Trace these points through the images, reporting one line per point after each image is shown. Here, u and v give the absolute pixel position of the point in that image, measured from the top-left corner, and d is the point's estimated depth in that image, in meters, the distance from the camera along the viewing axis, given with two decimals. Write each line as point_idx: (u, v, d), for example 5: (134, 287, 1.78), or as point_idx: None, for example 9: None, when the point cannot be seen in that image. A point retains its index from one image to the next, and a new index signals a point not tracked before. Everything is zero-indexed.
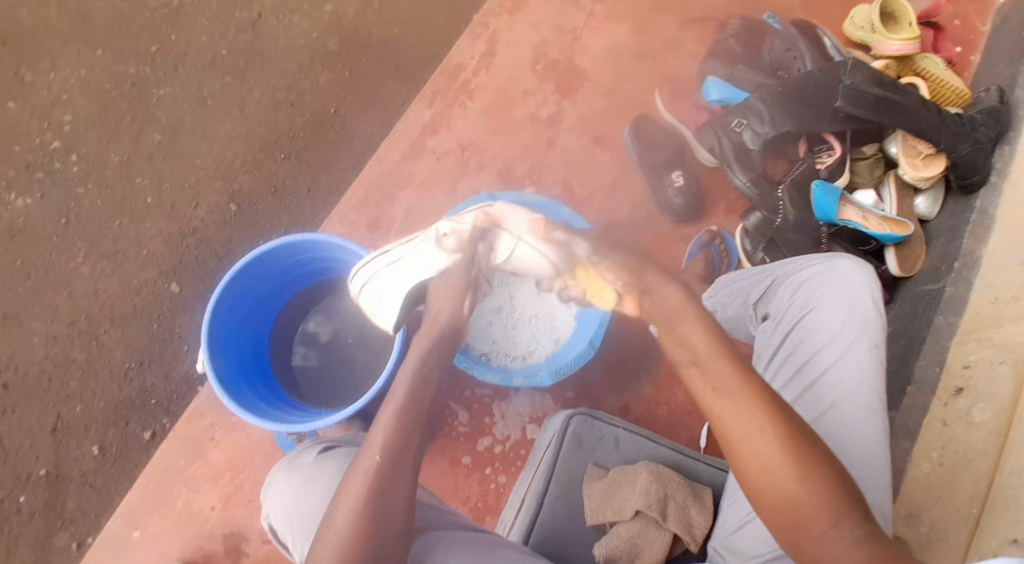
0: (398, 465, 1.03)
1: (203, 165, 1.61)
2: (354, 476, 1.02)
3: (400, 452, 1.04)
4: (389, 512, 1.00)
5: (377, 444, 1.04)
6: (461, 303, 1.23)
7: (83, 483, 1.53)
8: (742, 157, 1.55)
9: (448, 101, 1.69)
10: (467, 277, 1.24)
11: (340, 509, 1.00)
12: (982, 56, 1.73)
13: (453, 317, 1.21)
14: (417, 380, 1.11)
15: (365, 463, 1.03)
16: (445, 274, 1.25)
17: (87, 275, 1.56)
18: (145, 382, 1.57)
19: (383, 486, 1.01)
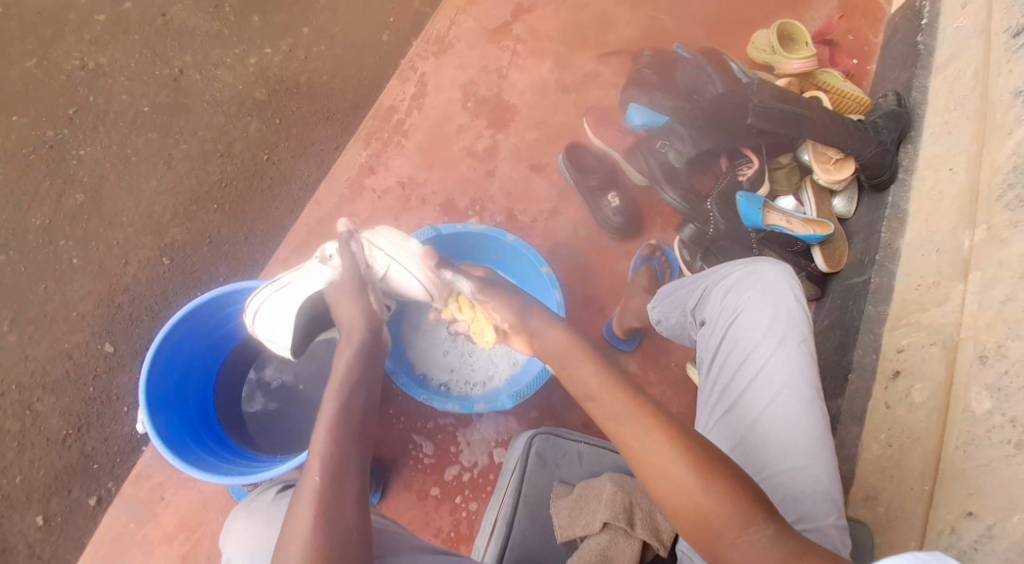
0: (341, 485, 1.01)
1: (131, 222, 1.56)
2: (299, 506, 0.99)
3: (340, 473, 1.02)
4: (344, 533, 0.97)
5: (315, 468, 1.02)
6: (364, 302, 1.23)
7: (29, 557, 1.39)
8: (670, 175, 1.65)
9: (383, 141, 1.65)
10: (358, 277, 1.26)
11: (291, 540, 0.96)
12: (878, 66, 1.88)
13: (366, 316, 1.22)
14: (351, 400, 1.10)
15: (308, 489, 1.00)
16: (337, 282, 1.27)
17: (14, 343, 1.48)
18: (86, 448, 1.45)
19: (332, 509, 0.99)
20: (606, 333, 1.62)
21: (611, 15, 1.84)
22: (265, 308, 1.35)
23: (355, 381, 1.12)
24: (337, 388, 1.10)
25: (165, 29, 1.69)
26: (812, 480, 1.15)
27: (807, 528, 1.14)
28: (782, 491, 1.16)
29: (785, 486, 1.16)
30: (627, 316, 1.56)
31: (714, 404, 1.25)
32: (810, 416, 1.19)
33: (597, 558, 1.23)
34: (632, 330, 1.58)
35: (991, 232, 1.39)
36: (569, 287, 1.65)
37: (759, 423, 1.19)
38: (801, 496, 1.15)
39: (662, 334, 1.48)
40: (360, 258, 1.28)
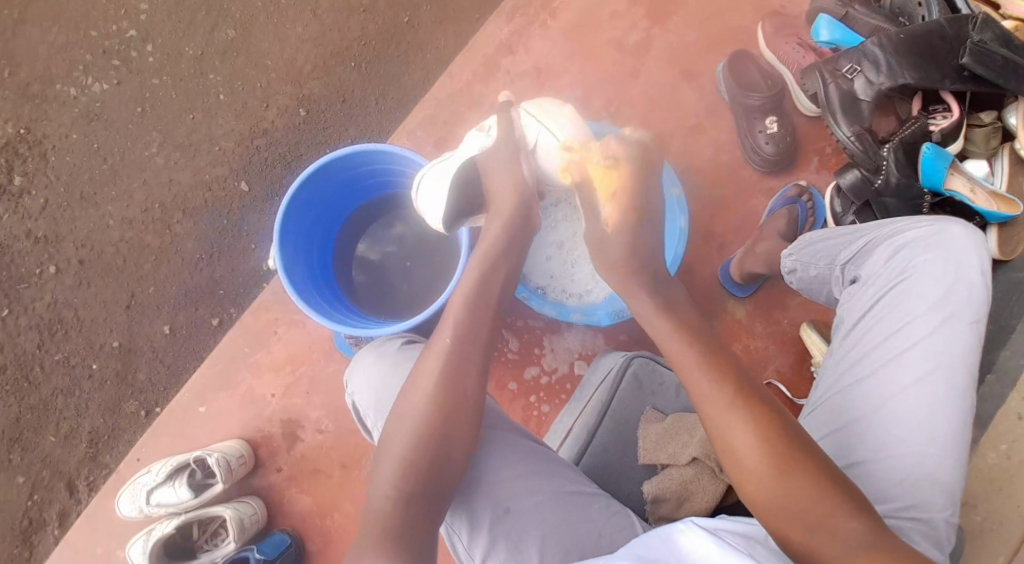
0: (467, 354, 1.08)
1: (274, 67, 1.61)
2: (428, 360, 1.07)
3: (470, 341, 1.09)
4: (462, 398, 1.05)
5: (446, 331, 1.09)
6: (514, 169, 1.22)
7: (153, 359, 1.55)
8: (850, 108, 1.42)
9: (528, 18, 1.58)
10: (512, 143, 1.24)
11: (413, 393, 1.05)
12: None
13: (516, 184, 1.21)
14: (486, 273, 1.16)
15: (437, 347, 1.08)
16: (490, 147, 1.25)
17: (161, 164, 1.60)
18: (214, 273, 1.57)
19: (457, 373, 1.06)
20: (721, 273, 1.52)
21: None
22: (430, 178, 1.27)
23: (493, 257, 1.18)
24: (478, 261, 1.17)
25: None
26: (939, 468, 1.04)
27: (915, 518, 1.03)
28: (899, 474, 1.04)
29: (904, 469, 1.04)
30: (752, 260, 1.45)
31: (850, 365, 1.13)
32: (959, 402, 1.06)
33: (674, 489, 1.18)
34: (753, 274, 1.47)
35: None
36: (695, 216, 1.55)
37: (896, 397, 1.07)
38: (919, 483, 1.04)
39: (794, 284, 1.33)
40: (514, 127, 1.26)
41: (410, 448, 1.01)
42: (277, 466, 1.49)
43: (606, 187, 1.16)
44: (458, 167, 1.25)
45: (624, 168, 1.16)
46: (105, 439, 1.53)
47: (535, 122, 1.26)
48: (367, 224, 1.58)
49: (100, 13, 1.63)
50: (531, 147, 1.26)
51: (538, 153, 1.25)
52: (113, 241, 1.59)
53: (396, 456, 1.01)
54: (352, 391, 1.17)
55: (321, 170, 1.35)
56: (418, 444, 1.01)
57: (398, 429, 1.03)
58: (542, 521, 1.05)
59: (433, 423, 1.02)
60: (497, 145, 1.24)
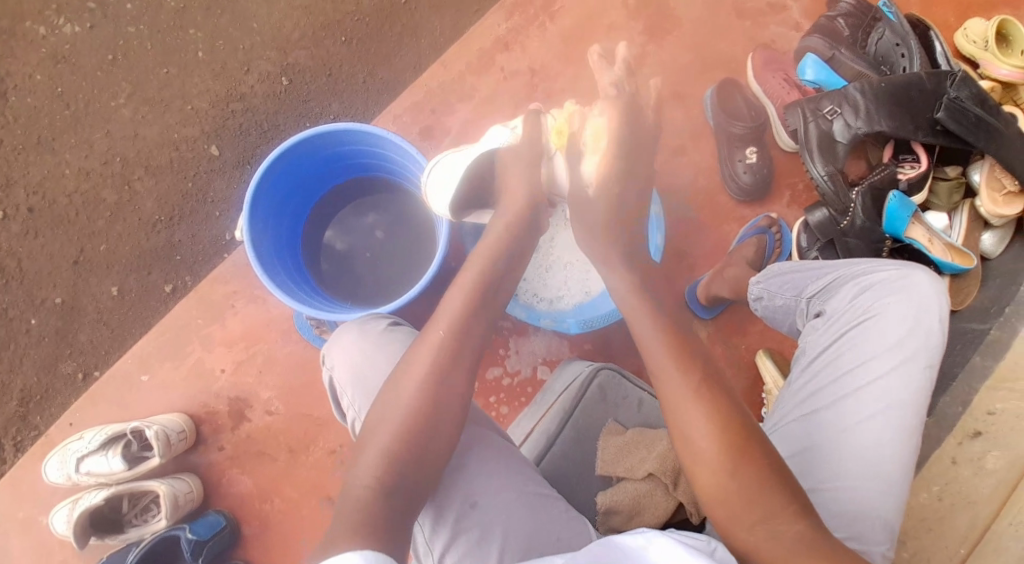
0: (461, 347, 1.07)
1: (260, 31, 1.55)
2: (419, 352, 1.06)
3: (466, 338, 1.08)
4: (449, 393, 1.03)
5: (443, 323, 1.08)
6: (532, 173, 1.26)
7: (97, 321, 1.48)
8: (826, 147, 1.45)
9: (527, 17, 1.57)
10: (535, 144, 1.28)
11: (405, 381, 1.03)
12: None
13: (530, 188, 1.25)
14: (492, 266, 1.17)
15: (430, 340, 1.06)
16: (515, 147, 1.28)
17: (128, 117, 1.52)
18: (173, 237, 1.51)
19: (447, 364, 1.05)
20: (688, 293, 1.54)
21: None
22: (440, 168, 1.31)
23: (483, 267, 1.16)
24: (477, 266, 1.16)
25: None
26: (880, 503, 1.07)
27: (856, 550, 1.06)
28: (845, 505, 1.07)
29: (851, 501, 1.07)
30: (718, 284, 1.48)
31: (805, 398, 1.16)
32: (906, 442, 1.10)
33: (627, 502, 1.18)
34: (719, 299, 1.50)
35: None
36: (670, 233, 1.57)
37: (849, 431, 1.11)
38: (862, 517, 1.07)
39: (759, 312, 1.36)
40: (540, 133, 1.30)
41: (396, 438, 0.99)
42: (220, 445, 1.44)
43: (596, 142, 1.23)
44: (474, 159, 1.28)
45: (610, 120, 1.22)
46: (37, 399, 1.46)
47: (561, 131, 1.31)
48: (339, 203, 1.54)
49: None
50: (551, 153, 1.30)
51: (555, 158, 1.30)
52: (68, 192, 1.50)
53: (381, 446, 0.99)
54: (330, 367, 1.14)
55: (295, 147, 1.30)
56: (405, 434, 0.99)
57: (386, 416, 1.01)
58: (508, 518, 1.03)
59: (418, 414, 1.00)
60: (518, 146, 1.28)
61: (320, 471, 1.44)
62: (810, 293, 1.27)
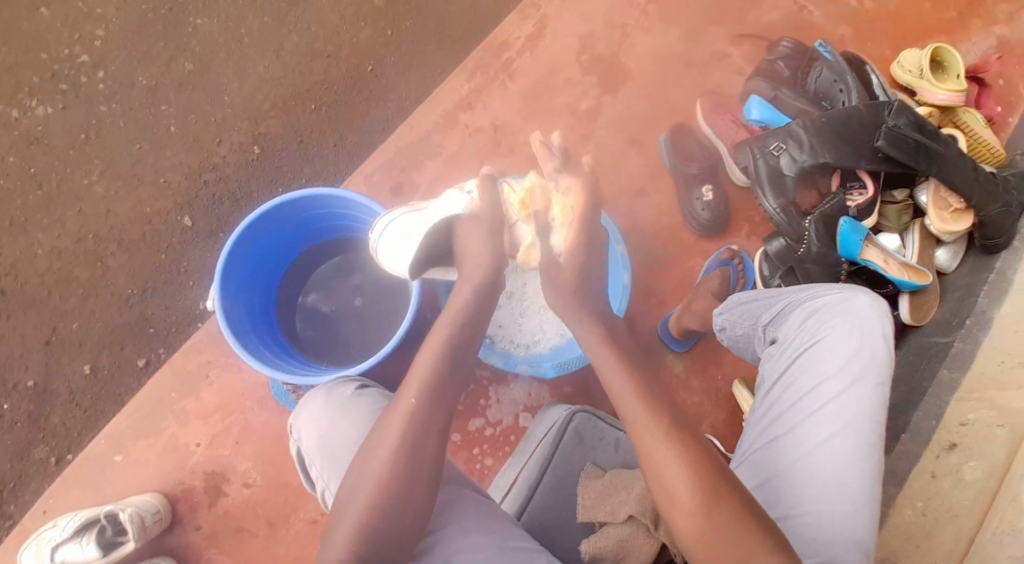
0: (432, 413, 1.05)
1: (231, 102, 1.58)
2: (389, 422, 1.04)
3: (435, 401, 1.06)
4: (423, 462, 1.02)
5: (413, 391, 1.06)
6: (493, 241, 1.23)
7: (69, 401, 1.46)
8: (775, 181, 1.52)
9: (489, 77, 1.62)
10: (495, 213, 1.25)
11: (375, 450, 1.02)
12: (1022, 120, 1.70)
13: (489, 253, 1.22)
14: (458, 331, 1.13)
15: (403, 409, 1.05)
16: (475, 215, 1.25)
17: (101, 194, 1.53)
18: (145, 311, 1.50)
19: (421, 433, 1.03)
20: (661, 328, 1.57)
21: None
22: (394, 227, 1.28)
23: (458, 333, 1.13)
24: (452, 322, 1.14)
25: None
26: (848, 522, 1.09)
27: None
28: (815, 529, 1.09)
29: (821, 524, 1.09)
30: (688, 318, 1.51)
31: (767, 423, 1.19)
32: (865, 459, 1.12)
33: (611, 548, 1.15)
34: (691, 332, 1.53)
35: None
36: (637, 274, 1.61)
37: (809, 454, 1.13)
38: (833, 537, 1.08)
39: (725, 343, 1.40)
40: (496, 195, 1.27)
41: (368, 507, 0.99)
42: (196, 524, 1.42)
43: (562, 216, 1.27)
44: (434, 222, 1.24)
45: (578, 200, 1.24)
46: (10, 486, 1.43)
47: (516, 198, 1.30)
48: (308, 268, 1.56)
49: (54, 34, 1.57)
50: (511, 223, 1.30)
51: (516, 228, 1.31)
52: (40, 272, 1.50)
53: (355, 515, 0.99)
54: (298, 437, 1.15)
55: (262, 218, 1.31)
56: (377, 503, 0.99)
57: (359, 484, 1.01)
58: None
59: (391, 479, 1.00)
60: (478, 213, 1.25)
61: (304, 541, 1.42)
62: (765, 321, 1.30)
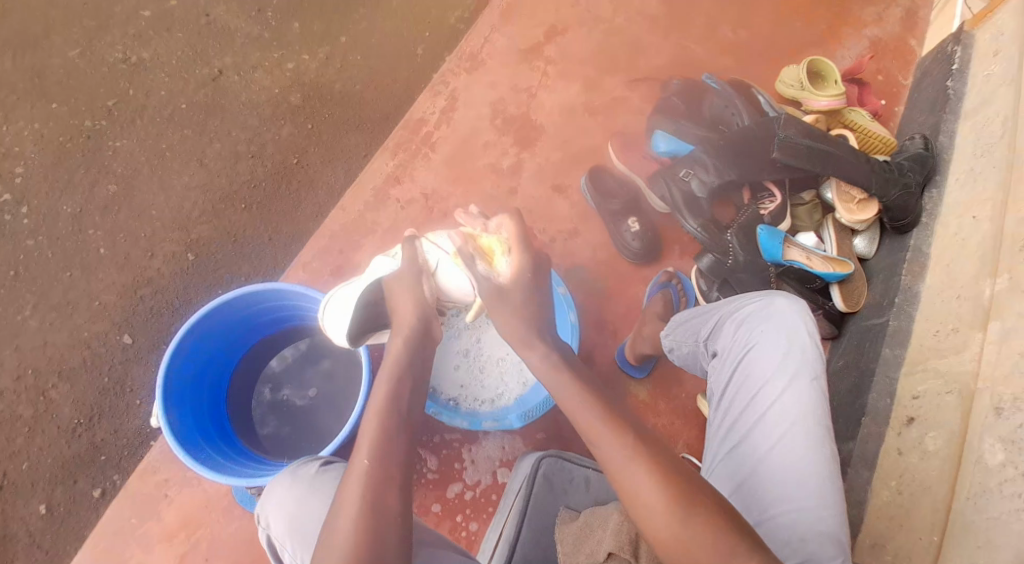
0: (388, 470, 1.06)
1: (159, 217, 1.61)
2: (348, 487, 1.05)
3: (389, 458, 1.07)
4: (388, 520, 1.03)
5: (364, 452, 1.08)
6: (415, 292, 1.26)
7: (30, 545, 1.42)
8: (692, 205, 1.63)
9: (411, 152, 1.69)
10: (416, 266, 1.29)
11: (337, 523, 1.02)
12: (906, 108, 1.86)
13: (416, 305, 1.25)
14: (396, 388, 1.15)
15: (358, 471, 1.06)
16: (396, 272, 1.29)
17: (35, 328, 1.52)
18: (95, 438, 1.47)
19: (379, 492, 1.04)
20: (618, 357, 1.62)
21: (644, 43, 1.86)
22: (334, 305, 1.33)
23: (398, 396, 1.15)
24: (387, 380, 1.16)
25: (208, 29, 1.74)
26: (816, 519, 1.14)
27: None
28: (787, 530, 1.15)
29: (791, 524, 1.15)
30: (641, 343, 1.56)
31: (724, 435, 1.24)
32: (819, 455, 1.17)
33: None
34: (645, 356, 1.58)
35: (1013, 282, 1.39)
36: (585, 311, 1.66)
37: (767, 460, 1.18)
38: (806, 535, 1.14)
39: (674, 361, 1.46)
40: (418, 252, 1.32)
41: None
42: None
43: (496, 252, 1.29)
44: (368, 287, 1.29)
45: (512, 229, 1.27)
46: None
47: (438, 247, 1.33)
48: (258, 364, 1.56)
49: None
50: (432, 270, 1.33)
51: (440, 275, 1.33)
52: None
53: None
54: (265, 525, 1.13)
55: (197, 322, 1.34)
56: None
57: (325, 560, 1.00)
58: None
59: (359, 548, 1.00)
60: (402, 269, 1.29)
61: None
62: (703, 336, 1.35)
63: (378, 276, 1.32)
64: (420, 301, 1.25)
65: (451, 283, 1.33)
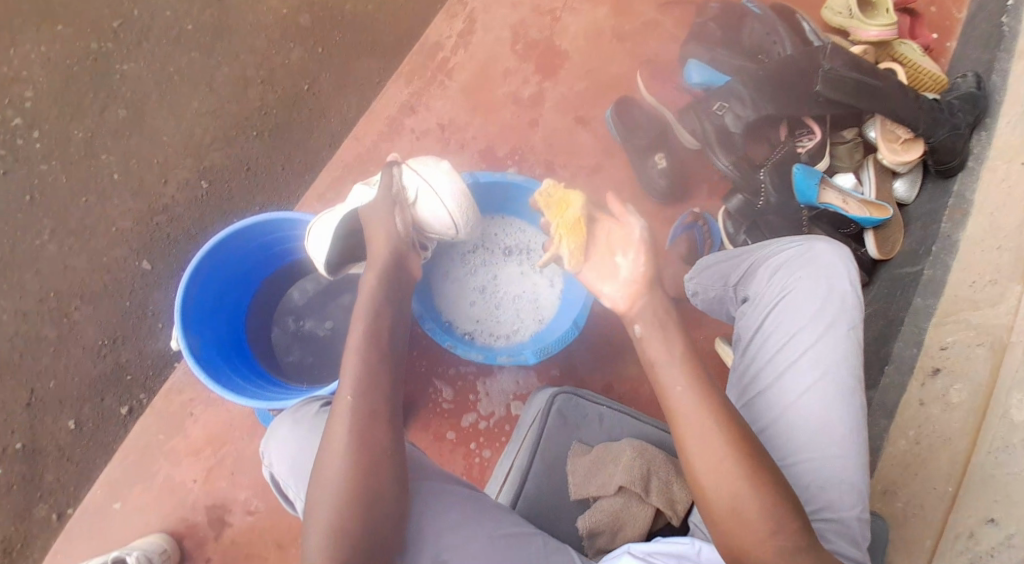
0: (373, 405, 1.08)
1: (171, 142, 1.59)
2: (335, 423, 1.07)
3: (372, 392, 1.09)
4: (379, 455, 1.06)
5: (348, 387, 1.09)
6: (389, 224, 1.25)
7: (60, 458, 1.47)
8: (725, 140, 1.54)
9: (426, 80, 1.63)
10: (389, 196, 1.27)
11: (326, 458, 1.05)
12: (958, 43, 1.73)
13: (389, 239, 1.24)
14: (375, 326, 1.15)
15: (343, 407, 1.08)
16: (372, 202, 1.28)
17: (55, 252, 1.54)
18: (119, 359, 1.51)
19: (367, 428, 1.06)
20: None
21: None
22: (318, 227, 1.35)
23: (378, 329, 1.15)
24: (363, 314, 1.16)
25: None
26: (839, 469, 1.12)
27: (829, 519, 1.11)
28: (808, 478, 1.12)
29: (813, 472, 1.12)
30: None
31: (749, 380, 1.21)
32: (848, 405, 1.14)
33: (607, 520, 1.23)
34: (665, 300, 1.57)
35: None
36: None
37: (793, 407, 1.15)
38: (826, 484, 1.11)
39: (699, 306, 1.42)
40: (395, 182, 1.30)
41: (334, 516, 1.01)
42: (206, 557, 1.44)
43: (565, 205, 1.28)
44: (346, 215, 1.31)
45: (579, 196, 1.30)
46: (17, 549, 1.44)
47: (417, 177, 1.31)
48: (277, 295, 1.57)
49: None
50: (409, 201, 1.30)
51: (417, 205, 1.31)
52: (8, 336, 1.50)
53: (321, 524, 1.02)
54: (269, 464, 1.17)
55: (211, 249, 1.34)
56: (340, 508, 1.01)
57: (320, 497, 1.03)
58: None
59: (353, 489, 1.03)
60: (376, 201, 1.28)
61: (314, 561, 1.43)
62: (734, 280, 1.32)
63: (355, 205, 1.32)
64: (392, 234, 1.24)
65: (425, 212, 1.31)
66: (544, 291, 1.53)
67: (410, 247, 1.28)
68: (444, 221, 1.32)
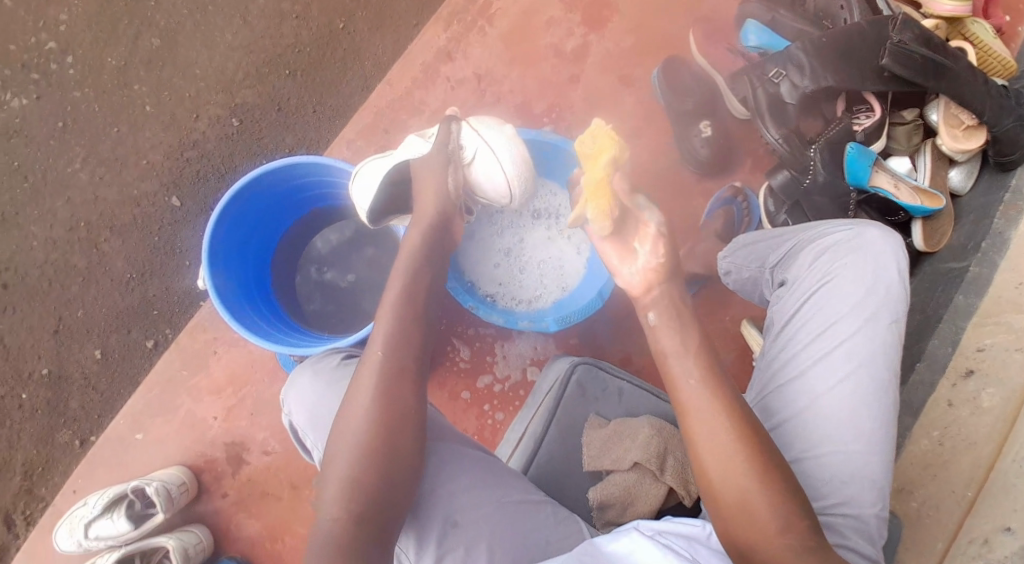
0: (401, 363, 1.06)
1: (203, 76, 1.56)
2: (362, 376, 1.06)
3: (401, 349, 1.07)
4: (404, 413, 1.04)
5: (378, 342, 1.07)
6: (440, 183, 1.22)
7: (85, 386, 1.51)
8: (777, 111, 1.45)
9: (466, 25, 1.57)
10: (445, 153, 1.24)
11: (351, 409, 1.04)
12: None
13: (439, 200, 1.21)
14: (414, 282, 1.13)
15: (372, 360, 1.06)
16: (425, 157, 1.25)
17: (86, 181, 1.54)
18: (147, 292, 1.53)
19: (393, 385, 1.05)
20: None
21: None
22: (365, 173, 1.30)
23: (411, 288, 1.12)
24: (401, 277, 1.13)
25: None
26: (863, 465, 1.06)
27: (846, 514, 1.06)
28: (829, 471, 1.07)
29: (835, 465, 1.07)
30: None
31: (780, 365, 1.15)
32: (881, 400, 1.09)
33: (618, 494, 1.21)
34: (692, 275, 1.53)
35: None
36: None
37: (824, 397, 1.09)
38: (848, 480, 1.06)
39: (730, 285, 1.36)
40: (454, 139, 1.26)
41: (352, 468, 1.00)
42: (222, 492, 1.48)
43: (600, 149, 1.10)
44: (397, 167, 1.27)
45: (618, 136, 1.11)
46: (41, 470, 1.50)
47: (477, 137, 1.27)
48: (303, 241, 1.56)
49: (19, 26, 1.56)
50: (465, 161, 1.27)
51: (473, 166, 1.28)
52: (38, 263, 1.53)
53: (340, 474, 1.00)
54: (288, 412, 1.17)
55: (245, 189, 1.33)
56: (361, 460, 1.00)
57: (340, 445, 1.02)
58: (490, 530, 1.07)
59: (372, 441, 1.01)
60: (429, 157, 1.24)
61: None
62: (774, 261, 1.25)
63: (408, 157, 1.28)
64: (441, 193, 1.21)
65: (483, 174, 1.28)
66: (571, 258, 1.50)
67: (457, 209, 1.25)
68: (500, 186, 1.28)
